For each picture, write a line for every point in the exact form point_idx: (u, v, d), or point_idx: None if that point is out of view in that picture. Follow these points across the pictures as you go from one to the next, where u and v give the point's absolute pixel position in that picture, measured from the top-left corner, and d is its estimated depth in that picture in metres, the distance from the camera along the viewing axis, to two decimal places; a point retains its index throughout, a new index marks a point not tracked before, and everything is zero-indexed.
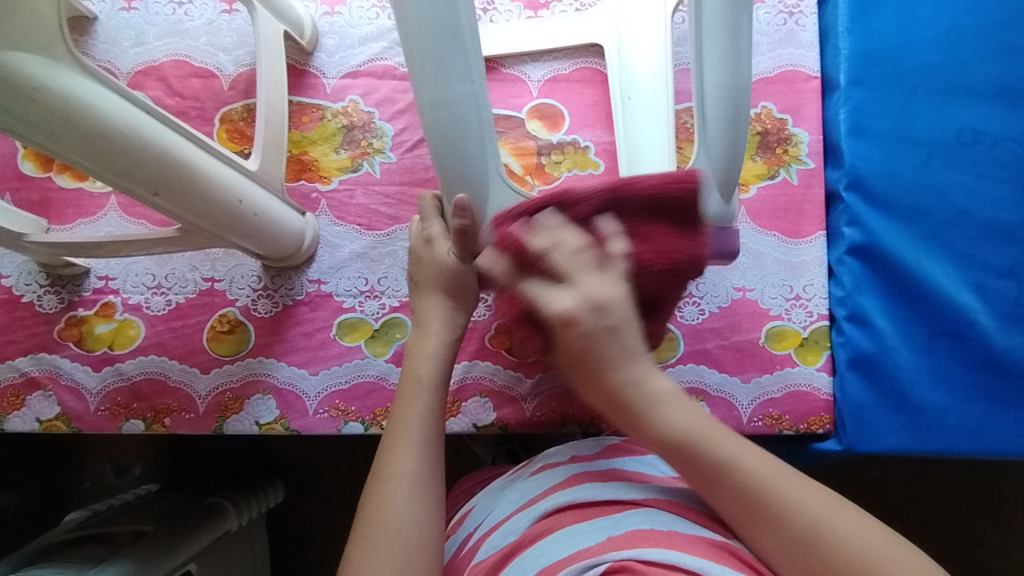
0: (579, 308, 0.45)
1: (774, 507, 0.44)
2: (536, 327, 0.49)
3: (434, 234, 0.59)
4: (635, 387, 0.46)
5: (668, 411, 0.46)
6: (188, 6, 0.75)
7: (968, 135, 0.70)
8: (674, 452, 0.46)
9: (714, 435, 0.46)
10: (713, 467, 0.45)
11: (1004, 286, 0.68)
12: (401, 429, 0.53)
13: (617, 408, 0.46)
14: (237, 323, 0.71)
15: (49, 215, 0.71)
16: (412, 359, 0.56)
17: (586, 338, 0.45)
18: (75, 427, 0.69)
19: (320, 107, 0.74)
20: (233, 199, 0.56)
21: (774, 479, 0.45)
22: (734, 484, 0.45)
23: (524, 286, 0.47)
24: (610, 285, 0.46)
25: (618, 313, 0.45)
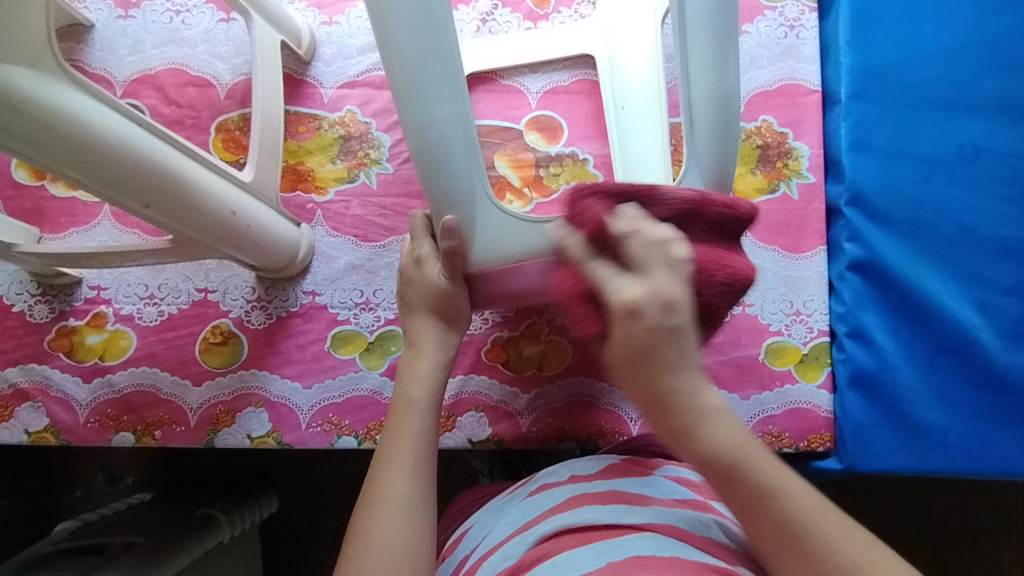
0: (647, 299, 0.42)
1: (814, 545, 0.41)
2: (589, 314, 0.45)
3: (424, 250, 0.57)
4: (687, 399, 0.43)
5: (711, 429, 0.43)
6: (185, 15, 0.75)
7: (970, 151, 0.70)
8: (715, 470, 0.43)
9: (759, 458, 0.43)
10: (756, 492, 0.42)
11: (1006, 303, 0.67)
12: (390, 453, 0.52)
13: (664, 413, 0.43)
14: (230, 335, 0.70)
15: (42, 223, 0.70)
16: (405, 381, 0.56)
17: (646, 333, 0.41)
18: (65, 439, 0.68)
19: (316, 117, 0.73)
20: (226, 211, 0.55)
21: (814, 510, 0.42)
22: (773, 512, 0.42)
23: (596, 270, 0.44)
24: (653, 284, 0.42)
25: (660, 313, 0.42)
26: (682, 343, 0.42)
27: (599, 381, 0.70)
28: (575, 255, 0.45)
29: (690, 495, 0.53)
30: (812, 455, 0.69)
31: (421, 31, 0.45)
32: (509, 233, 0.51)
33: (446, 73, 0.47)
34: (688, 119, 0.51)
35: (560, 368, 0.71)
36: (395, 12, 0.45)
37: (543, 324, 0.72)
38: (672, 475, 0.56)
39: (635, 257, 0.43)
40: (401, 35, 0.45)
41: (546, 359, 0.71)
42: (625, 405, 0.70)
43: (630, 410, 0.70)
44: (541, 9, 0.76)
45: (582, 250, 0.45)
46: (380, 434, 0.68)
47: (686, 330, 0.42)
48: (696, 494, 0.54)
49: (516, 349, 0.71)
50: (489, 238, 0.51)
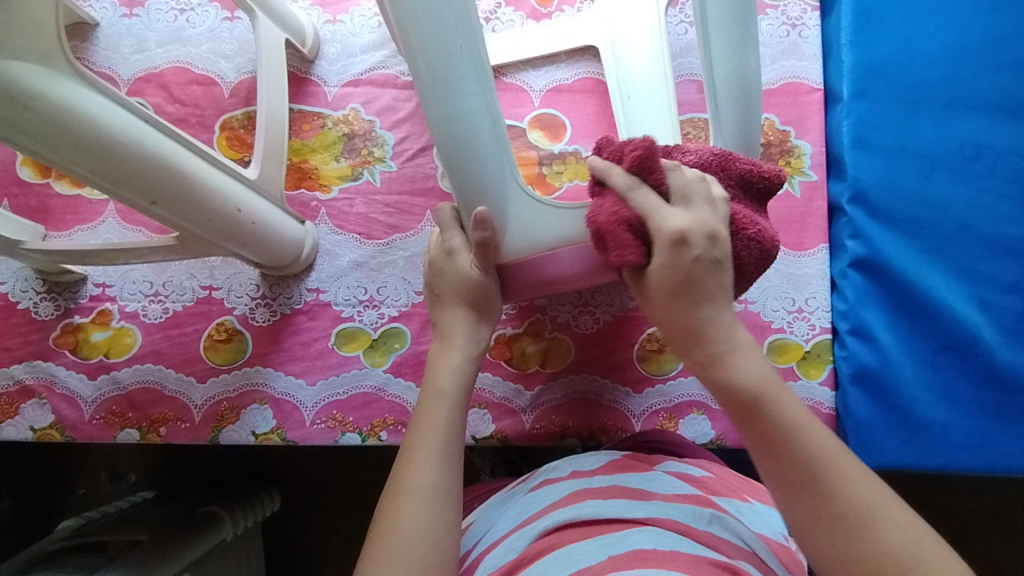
0: (694, 226, 0.44)
1: (829, 484, 0.42)
2: (632, 241, 0.45)
3: (455, 242, 0.57)
4: (722, 328, 0.45)
5: (740, 360, 0.45)
6: (190, 13, 0.75)
7: (972, 150, 0.70)
8: (740, 404, 0.44)
9: (780, 393, 0.44)
10: (778, 430, 0.43)
11: (1007, 301, 0.67)
12: (420, 442, 0.52)
13: (696, 344, 0.45)
14: (234, 332, 0.70)
15: (46, 221, 0.71)
16: (436, 373, 0.55)
17: (695, 259, 0.44)
18: (70, 436, 0.69)
19: (320, 115, 0.74)
20: (231, 208, 0.56)
21: (834, 455, 0.43)
22: (796, 449, 0.43)
23: (638, 199, 0.45)
24: (695, 214, 0.45)
25: (706, 242, 0.44)
26: (719, 278, 0.45)
27: (602, 378, 0.71)
28: (619, 185, 0.45)
29: (691, 490, 0.54)
30: None
31: (443, 23, 0.45)
32: (543, 222, 0.52)
33: (467, 67, 0.46)
34: (713, 98, 0.53)
35: (564, 365, 0.71)
36: (419, 5, 0.45)
37: (546, 321, 0.72)
38: (673, 469, 0.56)
39: (673, 189, 0.46)
40: (422, 28, 0.45)
41: (549, 356, 0.71)
42: (628, 401, 0.70)
43: (633, 406, 0.70)
44: (545, 7, 0.76)
45: (625, 181, 0.45)
46: (384, 431, 0.68)
47: (727, 262, 0.45)
48: (697, 488, 0.54)
49: (519, 346, 0.71)
50: (522, 228, 0.52)
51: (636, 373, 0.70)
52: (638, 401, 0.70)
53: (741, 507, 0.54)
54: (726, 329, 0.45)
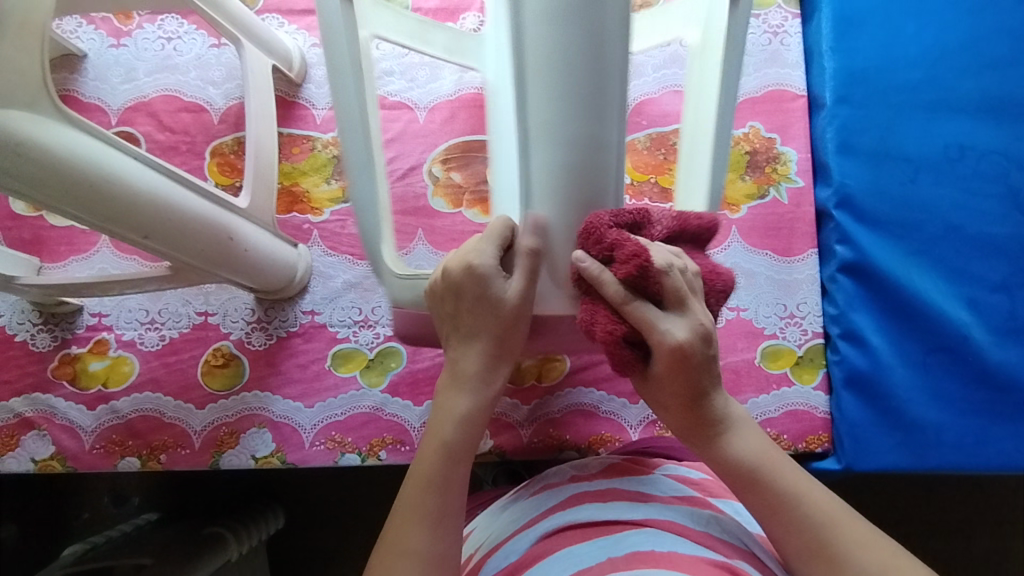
0: (693, 338, 0.44)
1: (837, 549, 0.45)
2: (630, 354, 0.45)
3: (480, 260, 0.48)
4: (718, 413, 0.48)
5: (738, 440, 0.48)
6: (177, 41, 0.76)
7: (955, 151, 0.71)
8: (740, 480, 0.47)
9: (782, 466, 0.48)
10: (779, 499, 0.46)
11: (995, 300, 0.68)
12: (418, 497, 0.48)
13: (696, 432, 0.48)
14: (231, 357, 0.71)
15: (41, 253, 0.71)
16: (438, 419, 0.50)
17: (695, 363, 0.45)
18: (71, 466, 0.69)
19: (309, 138, 0.74)
20: (224, 237, 0.56)
21: (837, 515, 0.46)
22: (800, 517, 0.46)
23: (639, 309, 0.43)
24: (692, 323, 0.44)
25: (704, 347, 0.44)
26: (710, 375, 0.46)
27: (597, 390, 0.71)
28: (614, 297, 0.43)
29: (689, 492, 0.54)
30: (810, 456, 0.70)
31: (604, 43, 0.41)
32: None
33: (616, 92, 0.42)
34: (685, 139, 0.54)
35: (559, 379, 0.72)
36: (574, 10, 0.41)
37: None
38: (672, 473, 0.57)
39: (671, 292, 0.43)
40: (575, 50, 0.41)
41: (544, 370, 0.72)
42: (624, 411, 0.71)
43: (628, 416, 0.70)
44: None
45: (620, 291, 0.43)
46: (383, 450, 0.69)
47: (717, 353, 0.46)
48: (695, 490, 0.55)
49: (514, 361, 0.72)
50: None
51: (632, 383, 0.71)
52: (634, 411, 0.71)
53: (739, 508, 0.55)
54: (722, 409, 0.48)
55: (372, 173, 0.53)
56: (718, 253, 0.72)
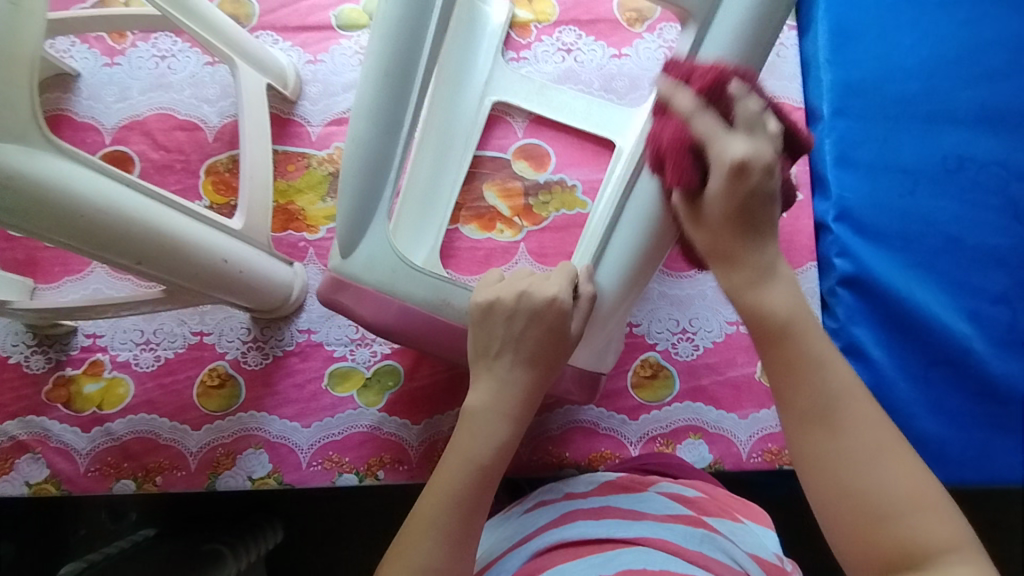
0: (757, 155, 0.34)
1: (841, 420, 0.36)
2: (688, 168, 0.36)
3: (563, 295, 0.48)
4: (768, 252, 0.37)
5: (779, 287, 0.37)
6: (171, 59, 0.75)
7: (954, 162, 0.71)
8: (765, 333, 0.37)
9: (815, 328, 0.37)
10: (802, 355, 0.36)
11: (996, 312, 0.68)
12: (429, 513, 0.44)
13: (736, 268, 0.37)
14: (227, 377, 0.70)
15: (35, 273, 0.71)
16: (467, 438, 0.47)
17: (751, 193, 0.34)
18: (66, 490, 0.68)
19: (305, 155, 0.74)
20: (218, 259, 0.56)
21: (851, 388, 0.37)
22: (815, 378, 0.36)
23: (699, 123, 0.35)
24: (761, 144, 0.35)
25: (768, 173, 0.34)
26: (774, 208, 0.36)
27: (596, 407, 0.70)
28: (682, 108, 0.36)
29: (682, 511, 0.53)
30: None
31: None
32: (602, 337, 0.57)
33: None
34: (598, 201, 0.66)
35: None
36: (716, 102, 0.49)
37: None
38: (665, 491, 0.56)
39: (740, 114, 0.35)
40: None
41: None
42: (623, 428, 0.70)
43: (628, 433, 0.70)
44: (522, 39, 0.77)
45: (691, 101, 0.36)
46: (381, 470, 0.68)
47: (779, 194, 0.36)
48: (689, 509, 0.54)
49: None
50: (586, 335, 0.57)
51: (631, 400, 0.70)
52: (634, 427, 0.70)
53: (734, 527, 0.54)
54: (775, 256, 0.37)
55: (396, 138, 0.51)
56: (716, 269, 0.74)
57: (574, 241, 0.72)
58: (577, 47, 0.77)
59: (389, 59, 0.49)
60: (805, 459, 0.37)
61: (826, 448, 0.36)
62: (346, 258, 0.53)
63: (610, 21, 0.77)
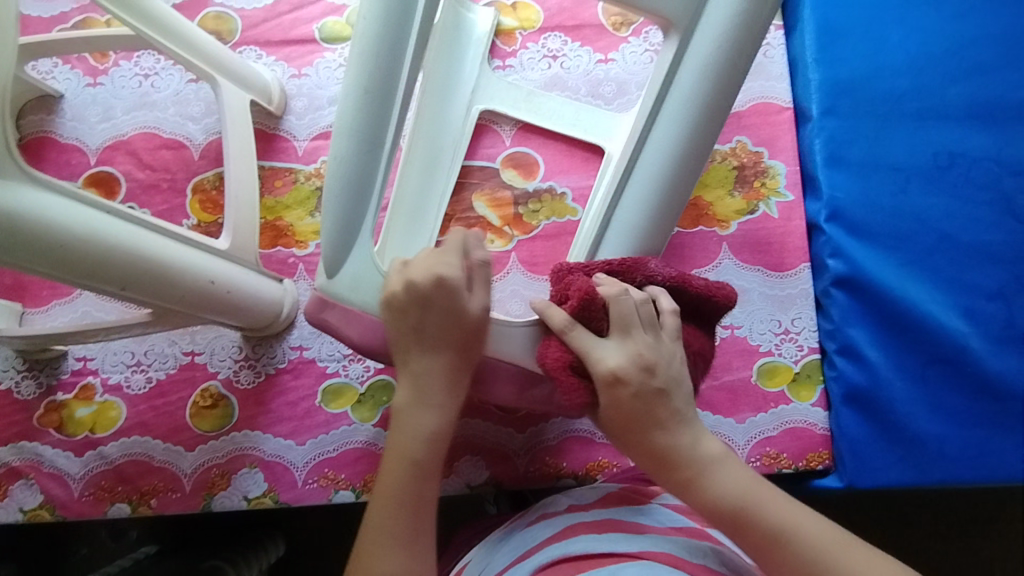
0: (624, 365, 0.47)
1: (820, 570, 0.43)
2: (576, 383, 0.48)
3: (449, 272, 0.49)
4: (685, 452, 0.47)
5: (718, 475, 0.46)
6: (154, 77, 0.75)
7: (945, 158, 0.70)
8: (724, 521, 0.46)
9: (763, 494, 0.46)
10: (767, 533, 0.44)
11: (992, 308, 0.67)
12: (387, 520, 0.48)
13: (664, 471, 0.47)
14: (220, 397, 0.70)
15: (23, 298, 0.70)
16: (401, 439, 0.50)
17: (631, 397, 0.47)
18: (61, 515, 0.68)
19: (292, 170, 0.73)
20: (205, 280, 0.55)
21: (825, 543, 0.44)
22: (787, 550, 0.44)
23: (574, 338, 0.48)
24: (629, 348, 0.48)
25: (642, 378, 0.47)
26: (669, 401, 0.48)
27: (593, 415, 0.70)
28: (556, 327, 0.49)
29: (687, 524, 0.53)
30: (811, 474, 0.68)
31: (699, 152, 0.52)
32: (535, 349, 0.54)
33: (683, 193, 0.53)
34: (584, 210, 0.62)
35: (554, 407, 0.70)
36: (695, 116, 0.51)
37: None
38: (670, 503, 0.56)
39: (613, 321, 0.48)
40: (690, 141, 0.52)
41: None
42: None
43: None
44: (507, 46, 0.77)
45: (564, 319, 0.49)
46: None
47: (671, 387, 0.48)
48: (693, 522, 0.53)
49: None
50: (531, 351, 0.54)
51: None
52: None
53: (737, 540, 0.53)
54: (678, 402, 0.48)
55: (376, 155, 0.50)
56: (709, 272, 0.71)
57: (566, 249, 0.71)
58: (563, 53, 0.76)
59: (371, 77, 0.49)
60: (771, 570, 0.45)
61: (785, 558, 0.44)
62: (332, 277, 0.53)
63: (595, 26, 0.77)
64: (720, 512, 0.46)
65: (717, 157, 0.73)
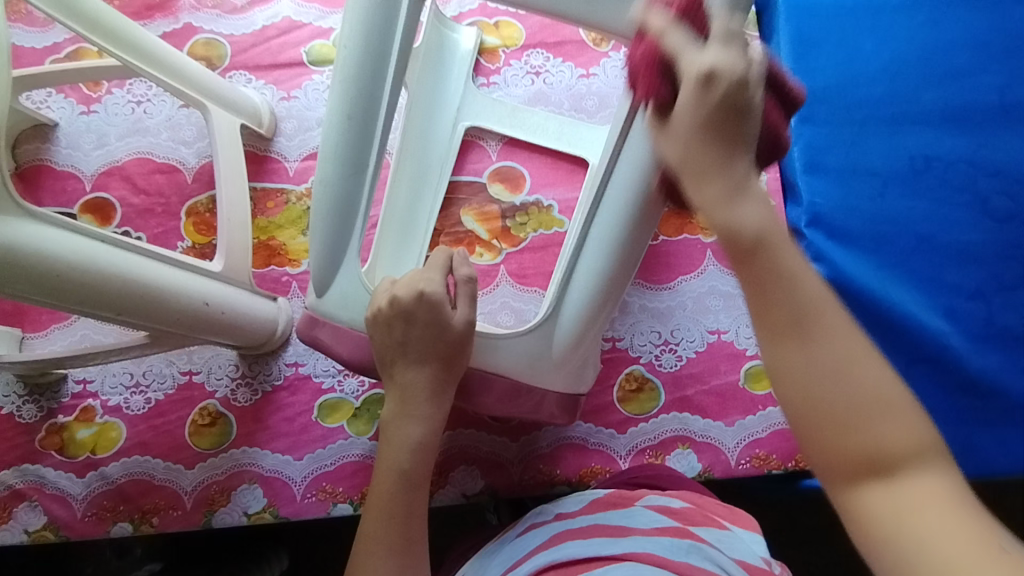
0: (726, 63, 0.32)
1: (819, 334, 0.32)
2: (664, 91, 0.35)
3: (430, 287, 0.51)
4: (728, 167, 0.33)
5: (743, 203, 0.33)
6: (147, 104, 0.77)
7: (921, 162, 0.71)
8: (735, 250, 0.33)
9: (786, 238, 0.33)
10: (782, 272, 0.32)
11: (972, 307, 0.68)
12: (373, 530, 0.50)
13: (704, 184, 0.33)
14: (218, 415, 0.71)
15: (23, 323, 0.72)
16: (389, 449, 0.52)
17: (723, 101, 0.32)
18: (64, 535, 0.69)
19: (284, 191, 0.75)
20: (199, 302, 0.57)
21: (828, 301, 0.33)
22: (786, 288, 0.32)
23: (670, 37, 0.35)
24: (740, 57, 0.32)
25: (739, 87, 0.32)
26: (746, 159, 0.33)
27: (584, 423, 0.71)
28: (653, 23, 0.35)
29: (670, 522, 0.54)
30: (800, 474, 0.70)
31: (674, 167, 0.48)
32: (535, 364, 0.56)
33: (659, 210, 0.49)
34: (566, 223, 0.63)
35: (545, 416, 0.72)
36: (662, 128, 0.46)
37: None
38: (655, 504, 0.57)
39: (719, 27, 0.33)
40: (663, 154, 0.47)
41: None
42: (612, 442, 0.70)
43: (617, 447, 0.70)
44: (491, 64, 0.78)
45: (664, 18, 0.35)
46: None
47: (757, 109, 0.33)
48: (676, 520, 0.55)
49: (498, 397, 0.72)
50: (524, 363, 0.56)
51: (618, 414, 0.71)
52: (622, 441, 0.70)
53: (720, 535, 0.54)
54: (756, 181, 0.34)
55: (362, 177, 0.52)
56: (695, 278, 0.75)
57: (553, 261, 0.73)
58: (546, 69, 0.78)
59: (352, 101, 0.50)
60: (820, 455, 0.33)
61: (843, 445, 0.32)
62: (321, 297, 0.55)
63: (577, 42, 0.79)
64: (792, 364, 0.32)
65: None
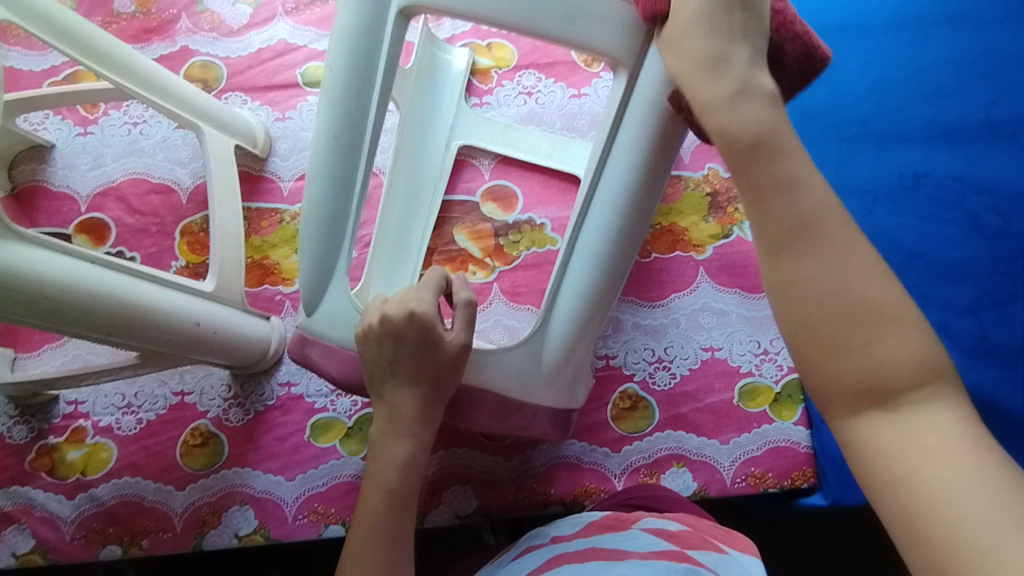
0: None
1: (823, 240, 0.33)
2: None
3: (421, 306, 0.51)
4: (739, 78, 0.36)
5: (749, 103, 0.35)
6: (143, 125, 0.77)
7: (910, 179, 0.71)
8: (734, 149, 0.35)
9: (792, 141, 0.35)
10: (783, 174, 0.34)
11: (965, 323, 0.64)
12: (363, 550, 0.49)
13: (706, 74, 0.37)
14: (210, 435, 0.70)
15: (15, 343, 0.72)
16: (379, 467, 0.52)
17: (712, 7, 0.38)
18: (52, 559, 0.68)
19: (277, 211, 0.75)
20: (190, 322, 0.56)
21: (836, 213, 0.34)
22: (789, 197, 0.34)
23: None
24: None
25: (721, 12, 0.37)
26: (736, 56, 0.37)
27: (578, 441, 0.71)
28: None
29: (666, 546, 0.53)
30: (797, 493, 0.70)
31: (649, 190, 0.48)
32: (526, 378, 0.56)
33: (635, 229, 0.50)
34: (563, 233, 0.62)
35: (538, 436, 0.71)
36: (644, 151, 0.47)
37: None
38: (650, 526, 0.56)
39: None
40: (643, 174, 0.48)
41: None
42: (606, 461, 0.70)
43: (611, 466, 0.70)
44: (484, 84, 0.79)
45: None
46: None
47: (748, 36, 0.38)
48: (672, 543, 0.53)
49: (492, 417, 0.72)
50: (516, 376, 0.56)
51: (612, 432, 0.71)
52: (616, 459, 0.70)
53: (718, 559, 0.52)
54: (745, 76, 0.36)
55: (349, 196, 0.52)
56: (687, 295, 0.74)
57: (546, 278, 0.73)
58: (538, 89, 0.79)
59: (339, 123, 0.50)
60: (816, 376, 0.34)
61: (845, 364, 0.33)
62: (311, 316, 0.55)
63: (568, 62, 0.80)
64: (791, 273, 0.33)
65: (690, 184, 0.77)
